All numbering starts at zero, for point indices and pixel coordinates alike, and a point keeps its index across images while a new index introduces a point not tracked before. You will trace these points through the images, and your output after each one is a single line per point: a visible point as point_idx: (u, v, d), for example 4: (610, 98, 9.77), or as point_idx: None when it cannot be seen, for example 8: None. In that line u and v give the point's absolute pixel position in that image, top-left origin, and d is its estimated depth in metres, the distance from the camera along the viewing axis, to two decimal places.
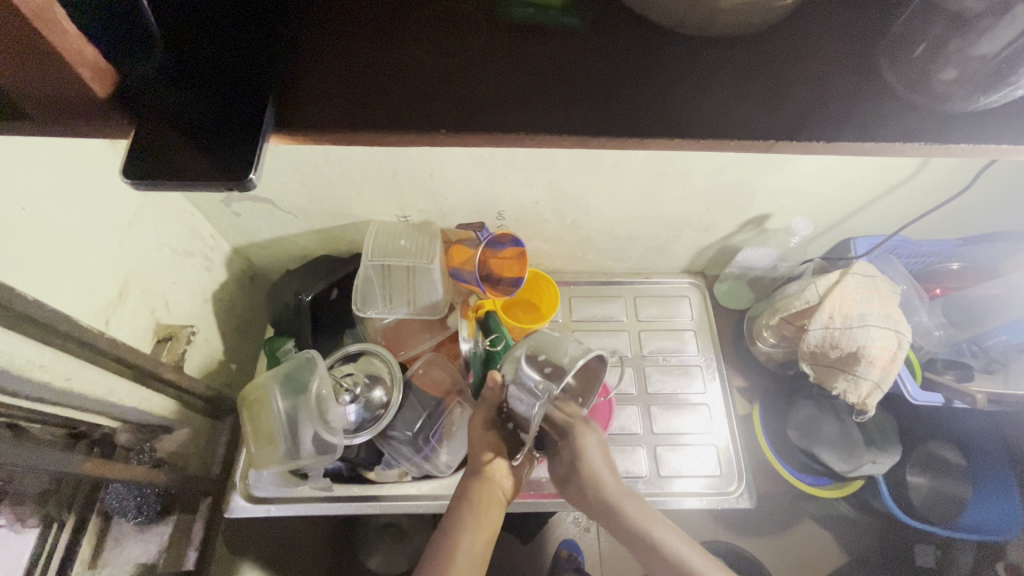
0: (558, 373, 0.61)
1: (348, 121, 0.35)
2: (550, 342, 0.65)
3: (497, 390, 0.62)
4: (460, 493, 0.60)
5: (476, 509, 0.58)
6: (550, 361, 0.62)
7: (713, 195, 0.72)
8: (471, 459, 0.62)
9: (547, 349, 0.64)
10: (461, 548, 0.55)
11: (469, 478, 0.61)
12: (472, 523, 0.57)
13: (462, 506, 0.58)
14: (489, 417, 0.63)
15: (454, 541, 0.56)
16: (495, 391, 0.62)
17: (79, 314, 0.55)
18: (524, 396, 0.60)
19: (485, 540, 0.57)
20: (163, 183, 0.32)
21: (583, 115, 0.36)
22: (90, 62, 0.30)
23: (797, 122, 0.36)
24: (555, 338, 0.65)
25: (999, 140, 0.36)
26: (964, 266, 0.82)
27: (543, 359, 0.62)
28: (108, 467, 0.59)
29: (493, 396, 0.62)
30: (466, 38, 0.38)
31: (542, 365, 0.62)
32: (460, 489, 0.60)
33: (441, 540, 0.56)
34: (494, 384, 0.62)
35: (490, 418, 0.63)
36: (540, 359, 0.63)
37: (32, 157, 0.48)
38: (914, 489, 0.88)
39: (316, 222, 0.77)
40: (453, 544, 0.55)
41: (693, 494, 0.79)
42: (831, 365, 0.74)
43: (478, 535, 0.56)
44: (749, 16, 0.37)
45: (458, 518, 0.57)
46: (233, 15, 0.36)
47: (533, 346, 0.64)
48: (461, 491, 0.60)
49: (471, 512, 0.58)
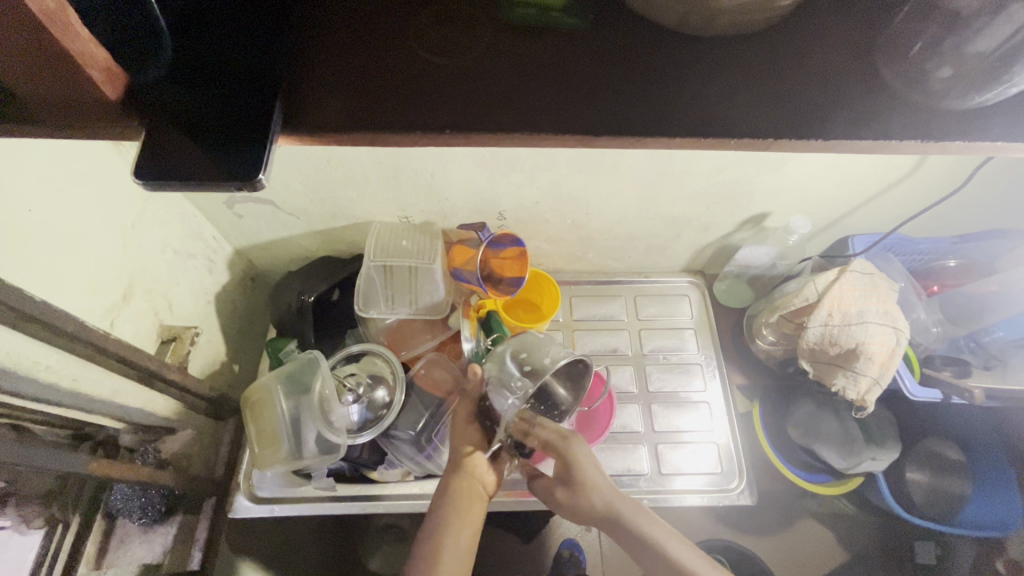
0: (536, 373, 0.63)
1: (352, 122, 0.36)
2: (536, 340, 0.67)
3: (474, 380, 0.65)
4: (442, 488, 0.60)
5: (460, 504, 0.59)
6: (531, 360, 0.65)
7: (712, 195, 0.72)
8: (452, 454, 0.62)
9: (530, 348, 0.66)
10: (445, 543, 0.56)
11: (451, 474, 0.61)
12: (455, 518, 0.58)
13: (447, 502, 0.59)
14: (470, 410, 0.65)
15: (439, 537, 0.56)
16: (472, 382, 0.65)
17: (85, 316, 0.55)
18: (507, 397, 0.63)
19: (469, 535, 0.57)
20: (171, 184, 0.32)
21: (586, 115, 0.37)
22: (100, 65, 0.31)
23: (799, 121, 0.37)
24: (540, 339, 0.67)
25: (994, 138, 0.37)
26: (960, 262, 0.83)
27: (524, 358, 0.65)
28: (113, 468, 0.59)
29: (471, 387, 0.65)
30: (471, 38, 0.39)
31: (523, 364, 0.65)
32: (442, 485, 0.61)
33: (426, 538, 0.57)
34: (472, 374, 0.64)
35: (471, 412, 0.65)
36: (520, 357, 0.65)
37: (37, 159, 0.48)
38: (913, 486, 0.90)
39: (317, 223, 0.77)
40: (437, 540, 0.56)
41: (694, 491, 0.79)
42: (830, 362, 0.75)
43: (462, 530, 0.57)
44: (748, 15, 0.37)
45: (441, 514, 0.58)
46: (240, 18, 0.37)
47: (518, 344, 0.67)
48: (442, 486, 0.61)
49: (454, 507, 0.58)
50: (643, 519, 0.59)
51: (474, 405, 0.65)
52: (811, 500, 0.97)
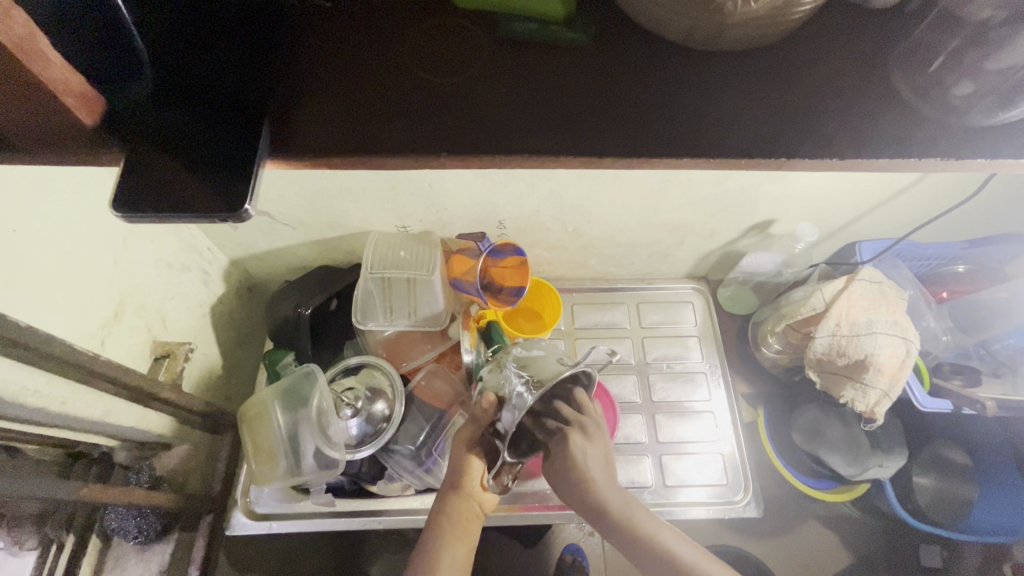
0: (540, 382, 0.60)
1: (345, 145, 0.34)
2: (533, 358, 0.66)
3: (489, 411, 0.60)
4: (439, 506, 0.58)
5: (453, 522, 0.57)
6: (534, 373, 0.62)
7: (716, 202, 0.71)
8: (451, 473, 0.60)
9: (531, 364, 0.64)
10: (442, 558, 0.55)
11: (447, 493, 0.59)
12: (449, 536, 0.56)
13: (441, 521, 0.57)
14: (474, 434, 0.61)
15: (433, 553, 0.55)
16: (486, 411, 0.60)
17: (73, 337, 0.54)
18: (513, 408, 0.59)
19: (465, 552, 0.56)
20: (154, 213, 0.31)
21: (589, 135, 0.35)
22: (75, 90, 0.29)
23: (812, 139, 0.35)
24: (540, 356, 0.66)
25: (1016, 155, 0.35)
26: (969, 268, 0.81)
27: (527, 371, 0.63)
28: (108, 492, 0.57)
29: (482, 415, 0.60)
30: (466, 54, 0.37)
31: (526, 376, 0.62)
32: (438, 502, 0.59)
33: (420, 554, 0.55)
34: (488, 405, 0.60)
35: (475, 437, 0.61)
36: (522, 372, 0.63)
37: (22, 182, 0.47)
38: (920, 491, 0.87)
39: (313, 233, 0.76)
40: (434, 557, 0.55)
41: (699, 504, 0.78)
42: (838, 371, 0.73)
43: (458, 547, 0.56)
44: (758, 32, 0.35)
45: (438, 530, 0.57)
46: (224, 34, 0.35)
47: (521, 359, 0.65)
48: (439, 501, 0.59)
49: (452, 523, 0.57)
50: (649, 523, 0.54)
51: (481, 432, 0.61)
52: (817, 505, 0.96)
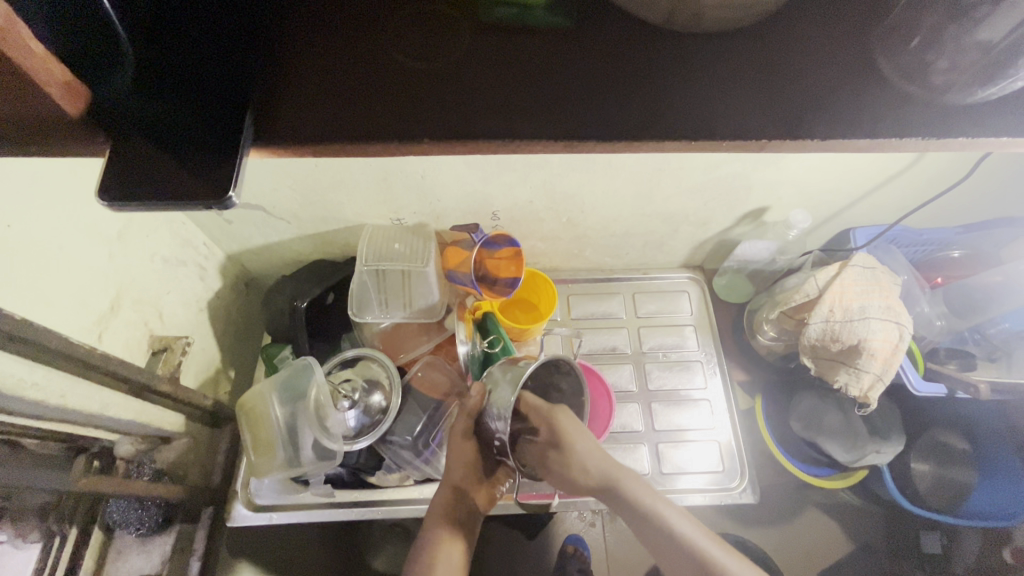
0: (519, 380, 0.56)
1: (330, 132, 0.35)
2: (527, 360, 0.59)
3: (478, 399, 0.61)
4: (438, 500, 0.60)
5: (450, 520, 0.59)
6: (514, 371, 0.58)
7: (710, 190, 0.71)
8: (448, 469, 0.61)
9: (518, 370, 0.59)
10: (440, 558, 0.56)
11: (445, 490, 0.60)
12: (447, 533, 0.58)
13: (438, 518, 0.59)
14: (468, 426, 0.62)
15: (432, 550, 0.56)
16: (476, 401, 0.61)
17: (71, 331, 0.54)
18: (498, 408, 0.56)
19: (462, 549, 0.58)
20: (139, 203, 0.32)
21: (571, 117, 0.36)
22: (58, 80, 0.29)
23: (792, 119, 0.36)
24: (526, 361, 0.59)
25: (998, 133, 0.36)
26: (964, 252, 0.81)
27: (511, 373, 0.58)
28: (109, 483, 0.58)
29: (473, 406, 0.61)
30: (452, 40, 0.38)
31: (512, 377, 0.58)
32: (435, 499, 0.60)
33: (419, 552, 0.57)
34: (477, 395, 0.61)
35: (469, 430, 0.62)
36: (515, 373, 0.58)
37: (16, 179, 0.47)
38: (917, 477, 0.88)
39: (308, 227, 0.76)
40: (432, 555, 0.56)
41: (696, 490, 0.79)
42: (832, 358, 0.73)
43: (455, 547, 0.57)
44: (741, 12, 0.36)
45: (436, 530, 0.58)
46: (212, 25, 0.36)
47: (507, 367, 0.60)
48: (437, 500, 0.60)
49: (447, 521, 0.59)
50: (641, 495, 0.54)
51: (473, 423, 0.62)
52: (816, 492, 0.97)
